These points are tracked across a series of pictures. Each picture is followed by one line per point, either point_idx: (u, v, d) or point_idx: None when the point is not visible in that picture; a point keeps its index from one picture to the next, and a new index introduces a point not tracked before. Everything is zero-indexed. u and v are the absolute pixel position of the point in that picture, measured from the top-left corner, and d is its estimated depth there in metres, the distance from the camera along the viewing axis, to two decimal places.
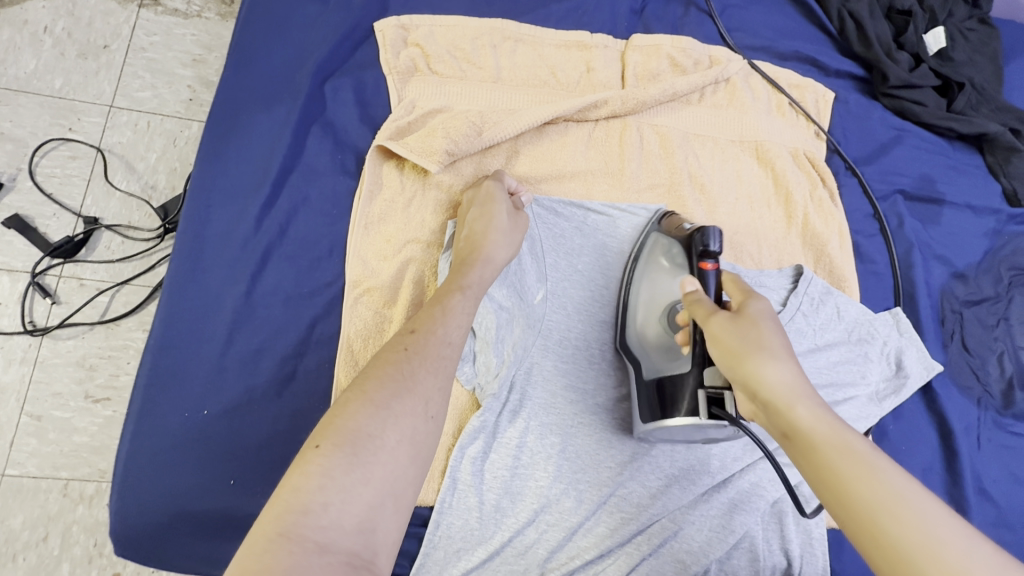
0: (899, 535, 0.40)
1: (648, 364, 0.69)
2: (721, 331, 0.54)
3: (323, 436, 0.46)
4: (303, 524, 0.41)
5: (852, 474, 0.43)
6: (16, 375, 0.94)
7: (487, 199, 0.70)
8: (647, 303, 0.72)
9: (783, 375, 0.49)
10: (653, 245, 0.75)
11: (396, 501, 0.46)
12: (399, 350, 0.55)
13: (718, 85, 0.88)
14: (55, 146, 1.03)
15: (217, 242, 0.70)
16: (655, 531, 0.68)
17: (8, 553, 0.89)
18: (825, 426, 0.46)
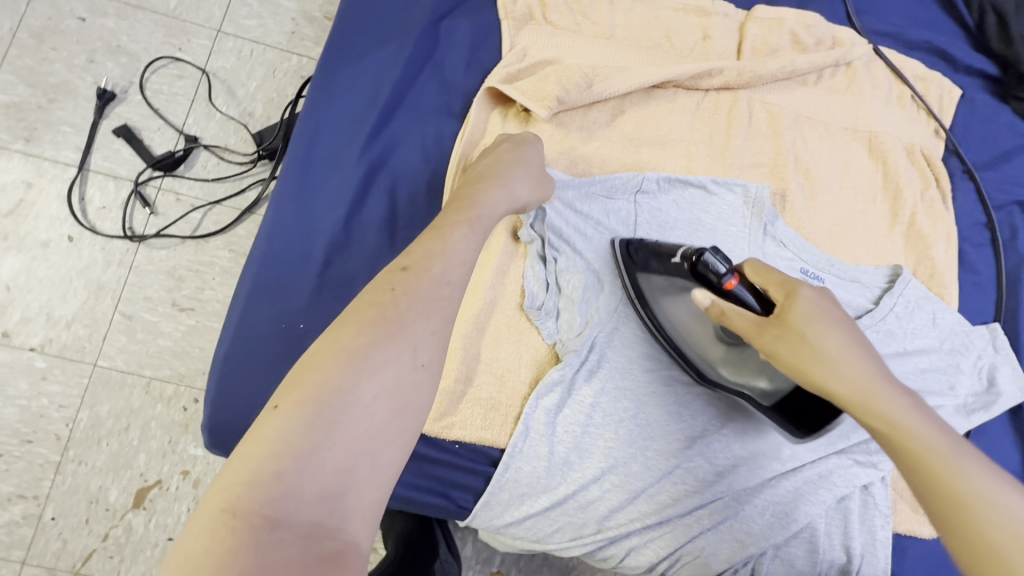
0: (989, 529, 0.40)
1: (760, 389, 0.65)
2: (779, 344, 0.55)
3: (285, 396, 0.42)
4: (254, 498, 0.37)
5: (939, 470, 0.44)
6: (113, 275, 1.00)
7: (517, 143, 0.69)
8: (693, 339, 0.69)
9: (860, 372, 0.50)
10: (651, 284, 0.70)
11: (373, 460, 0.43)
12: (385, 291, 0.49)
13: (838, 69, 0.83)
14: (164, 64, 1.07)
15: (323, 167, 0.72)
16: (717, 507, 0.68)
17: (94, 437, 0.96)
18: (903, 424, 0.47)
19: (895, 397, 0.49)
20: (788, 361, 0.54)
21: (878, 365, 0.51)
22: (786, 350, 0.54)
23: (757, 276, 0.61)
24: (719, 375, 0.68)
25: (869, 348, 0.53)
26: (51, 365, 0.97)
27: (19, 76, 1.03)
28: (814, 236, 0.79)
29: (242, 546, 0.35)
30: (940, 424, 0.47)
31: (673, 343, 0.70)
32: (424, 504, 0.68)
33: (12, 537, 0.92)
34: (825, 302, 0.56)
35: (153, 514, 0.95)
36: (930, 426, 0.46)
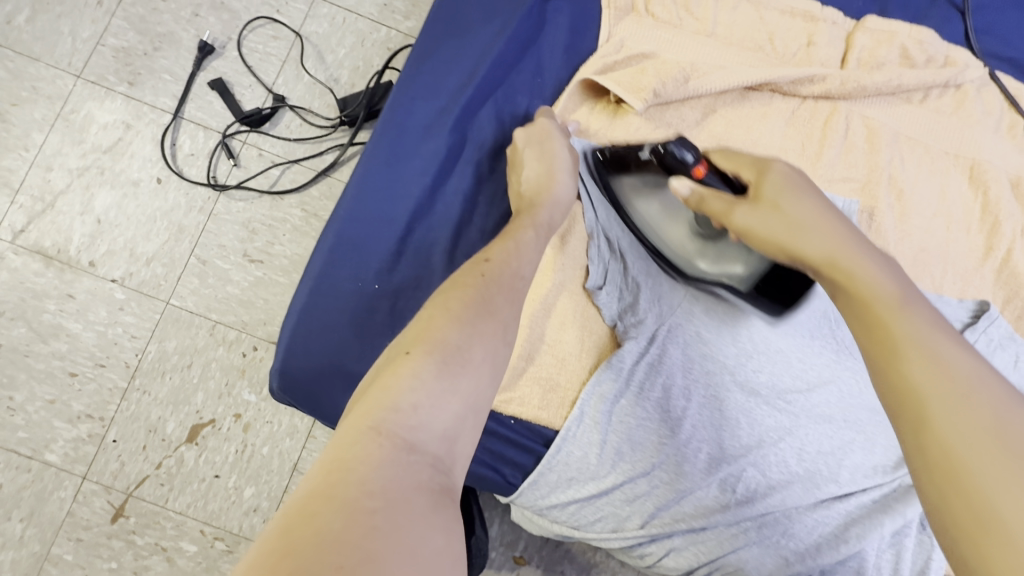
0: (916, 371, 0.39)
1: (736, 275, 0.70)
2: (750, 217, 0.56)
3: (413, 342, 0.43)
4: (392, 421, 0.38)
5: (884, 318, 0.43)
6: (194, 220, 1.05)
7: (542, 139, 0.68)
8: (666, 238, 0.73)
9: (830, 235, 0.51)
10: (626, 188, 0.73)
11: (478, 419, 0.43)
12: (476, 275, 0.50)
13: (947, 90, 0.80)
14: (262, 24, 1.11)
15: (414, 135, 0.74)
16: (766, 521, 0.67)
17: (159, 369, 1.01)
18: (865, 278, 0.46)
19: (861, 257, 0.48)
20: (760, 234, 0.55)
21: (851, 234, 0.51)
22: (760, 222, 0.55)
23: (724, 161, 0.64)
24: (701, 269, 0.72)
25: (842, 220, 0.53)
26: (128, 297, 1.02)
27: (131, 23, 1.09)
28: (900, 258, 0.76)
29: (380, 462, 0.35)
30: (902, 280, 0.46)
31: (654, 245, 0.73)
32: (473, 474, 0.69)
33: (76, 452, 0.98)
34: (797, 178, 0.57)
35: (204, 450, 1.00)
36: (887, 281, 0.46)
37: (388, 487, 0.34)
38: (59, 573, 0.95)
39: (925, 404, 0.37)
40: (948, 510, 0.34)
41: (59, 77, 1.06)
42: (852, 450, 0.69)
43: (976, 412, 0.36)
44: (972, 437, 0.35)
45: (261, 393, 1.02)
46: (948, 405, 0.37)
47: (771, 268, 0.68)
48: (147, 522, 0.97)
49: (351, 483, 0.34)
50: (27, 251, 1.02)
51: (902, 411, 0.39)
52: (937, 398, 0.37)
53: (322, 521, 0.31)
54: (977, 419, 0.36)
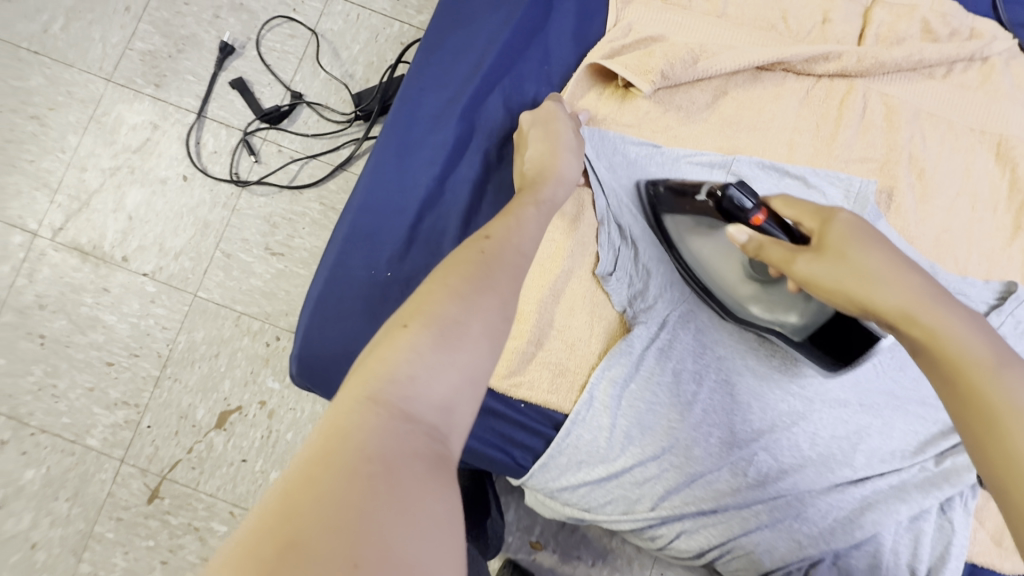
0: (1021, 450, 0.40)
1: (791, 324, 0.67)
2: (813, 266, 0.53)
3: (411, 315, 0.42)
4: (390, 392, 0.38)
5: (977, 385, 0.43)
6: (218, 216, 1.09)
7: (549, 121, 0.69)
8: (718, 279, 0.70)
9: (906, 290, 0.49)
10: (681, 226, 0.72)
11: (477, 390, 0.42)
12: (475, 252, 0.48)
13: (972, 64, 0.77)
14: (279, 23, 1.14)
15: (423, 126, 0.75)
16: (779, 505, 0.66)
17: (189, 359, 1.06)
18: (948, 336, 0.46)
19: (944, 314, 0.47)
20: (826, 284, 0.53)
21: (929, 286, 0.50)
22: (825, 272, 0.53)
23: (787, 208, 0.61)
24: (751, 313, 0.69)
25: (915, 271, 0.51)
26: (159, 290, 1.07)
27: (156, 27, 1.13)
28: (921, 240, 0.74)
29: (374, 432, 0.36)
30: (995, 341, 0.46)
31: (704, 284, 0.71)
32: (484, 457, 0.70)
33: (114, 437, 1.04)
34: (865, 225, 0.54)
35: (232, 436, 1.04)
36: (979, 341, 0.45)
37: (382, 457, 0.35)
38: (101, 550, 1.01)
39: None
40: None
41: (91, 81, 1.12)
42: (870, 435, 0.68)
43: None
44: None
45: (283, 381, 1.05)
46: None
47: (830, 319, 0.64)
48: (180, 503, 1.02)
49: (349, 451, 0.35)
50: (66, 247, 1.08)
51: (1008, 484, 0.40)
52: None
53: (318, 487, 0.33)
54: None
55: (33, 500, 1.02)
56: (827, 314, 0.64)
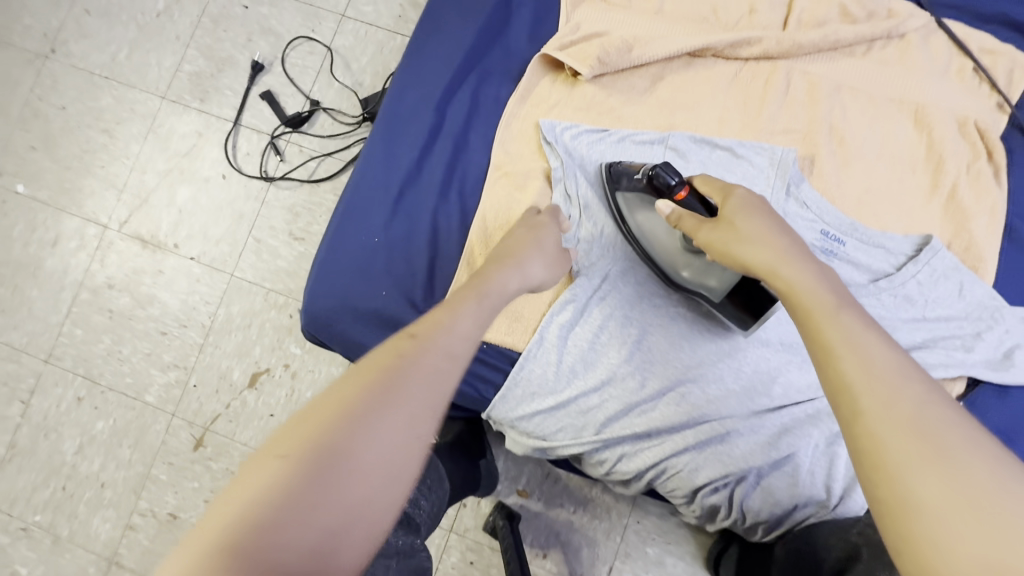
0: (848, 368, 0.45)
1: (712, 288, 0.75)
2: (713, 234, 0.65)
3: (286, 446, 0.40)
4: (252, 546, 0.36)
5: (822, 323, 0.50)
6: (251, 207, 1.28)
7: (530, 228, 0.75)
8: (659, 249, 0.79)
9: (770, 247, 0.59)
10: (627, 203, 0.81)
11: (362, 533, 0.40)
12: (393, 354, 0.47)
13: (890, 41, 0.85)
14: (300, 43, 1.32)
15: (405, 117, 0.90)
16: (704, 430, 0.77)
17: (227, 328, 1.25)
18: (804, 288, 0.54)
19: (801, 268, 0.56)
20: (718, 249, 0.64)
21: (796, 247, 0.59)
22: (717, 237, 0.64)
23: (704, 185, 0.71)
24: (683, 278, 0.78)
25: (791, 236, 0.60)
26: (203, 271, 1.27)
27: (201, 52, 1.34)
28: (843, 201, 0.82)
29: None
30: (840, 292, 0.53)
31: (646, 252, 0.80)
32: (456, 390, 0.84)
33: (167, 394, 1.24)
34: (755, 200, 0.65)
35: (261, 394, 1.22)
36: (824, 291, 0.53)
37: None
38: (156, 489, 1.20)
39: (860, 401, 0.43)
40: (880, 498, 0.39)
41: (149, 99, 1.34)
42: (788, 370, 0.77)
43: (902, 411, 0.41)
44: (896, 429, 0.40)
45: (304, 347, 1.22)
46: (879, 401, 0.42)
47: (740, 283, 0.72)
48: (220, 451, 1.20)
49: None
50: (130, 237, 1.30)
51: (841, 409, 0.44)
52: (869, 396, 0.43)
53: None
54: (900, 412, 0.41)
55: (103, 446, 1.23)
56: (736, 278, 0.72)
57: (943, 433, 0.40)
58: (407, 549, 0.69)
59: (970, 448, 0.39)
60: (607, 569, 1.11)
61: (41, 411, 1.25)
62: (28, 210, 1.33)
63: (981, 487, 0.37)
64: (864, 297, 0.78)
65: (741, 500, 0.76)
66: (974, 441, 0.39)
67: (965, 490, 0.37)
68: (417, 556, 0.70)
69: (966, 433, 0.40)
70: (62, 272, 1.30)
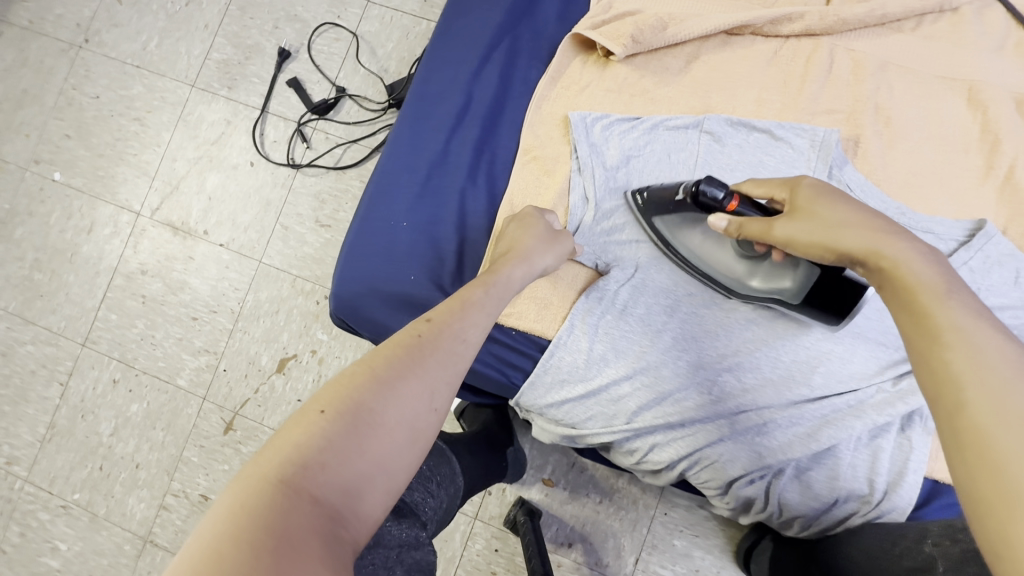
0: (953, 356, 0.40)
1: (788, 289, 0.72)
2: (791, 227, 0.59)
3: (328, 401, 0.46)
4: (301, 477, 0.42)
5: (927, 306, 0.44)
6: (278, 194, 1.29)
7: (525, 217, 0.76)
8: (717, 265, 0.76)
9: (876, 235, 0.52)
10: (668, 226, 0.77)
11: (390, 479, 0.47)
12: (412, 335, 0.54)
13: (942, 15, 0.82)
14: (326, 29, 1.32)
15: (432, 101, 0.89)
16: (739, 420, 0.75)
17: (256, 314, 1.26)
18: (910, 268, 0.47)
19: (907, 248, 0.49)
20: (803, 242, 0.58)
21: (890, 227, 0.53)
22: (801, 231, 0.58)
23: (757, 187, 0.67)
24: (754, 288, 0.74)
25: (884, 219, 0.55)
26: (232, 258, 1.29)
27: (229, 40, 1.35)
28: (888, 183, 0.78)
29: (272, 511, 0.40)
30: (949, 274, 0.46)
31: (705, 271, 0.77)
32: (484, 376, 0.84)
33: (198, 378, 1.26)
34: (828, 185, 0.60)
35: (289, 379, 1.23)
36: (933, 274, 0.46)
37: (275, 538, 0.39)
38: (188, 471, 1.23)
39: (965, 391, 0.38)
40: (975, 490, 0.35)
41: (179, 87, 1.35)
42: (829, 359, 0.74)
43: (1015, 402, 0.36)
44: (1008, 421, 0.35)
45: (330, 333, 1.23)
46: (988, 392, 0.37)
47: (821, 278, 0.68)
48: (249, 434, 1.22)
49: (256, 529, 0.39)
50: (161, 224, 1.32)
51: (941, 399, 0.39)
52: (977, 387, 0.37)
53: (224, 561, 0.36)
54: (1016, 406, 0.35)
55: (137, 428, 1.26)
56: (818, 273, 0.68)
57: None
58: (414, 541, 0.65)
59: None
60: (634, 560, 1.10)
61: (78, 392, 1.29)
62: (65, 197, 1.36)
63: None
64: None
65: (777, 493, 0.75)
66: None
67: None
68: (424, 550, 0.66)
69: None
70: (97, 258, 1.33)
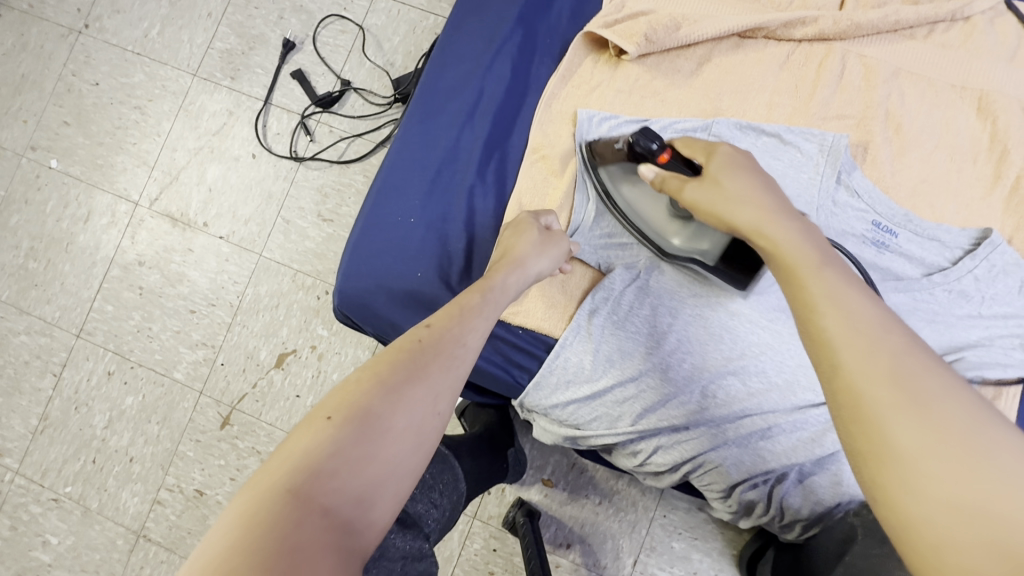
0: (830, 325, 0.45)
1: (706, 251, 0.75)
2: (697, 193, 0.64)
3: (336, 408, 0.46)
4: (312, 487, 0.41)
5: (803, 280, 0.50)
6: (280, 187, 1.27)
7: (519, 222, 0.75)
8: (650, 220, 0.78)
9: (759, 210, 0.58)
10: (612, 175, 0.80)
11: (399, 487, 0.46)
12: (413, 340, 0.53)
13: (954, 24, 0.82)
14: (332, 21, 1.31)
15: (442, 96, 0.88)
16: (744, 424, 0.75)
17: (255, 308, 1.25)
18: (786, 242, 0.54)
19: (786, 224, 0.56)
20: (704, 209, 0.63)
21: (776, 202, 0.59)
22: (705, 197, 0.63)
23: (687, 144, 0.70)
24: (675, 246, 0.77)
25: (773, 193, 0.60)
26: (232, 251, 1.27)
27: (232, 29, 1.33)
28: (896, 190, 0.79)
29: (281, 523, 0.39)
30: (818, 243, 0.53)
31: (636, 225, 0.79)
32: (488, 376, 0.83)
33: (195, 372, 1.25)
34: (738, 156, 0.64)
35: (288, 374, 1.22)
36: (807, 247, 0.53)
37: (286, 550, 0.38)
38: (183, 465, 1.21)
39: (839, 356, 0.43)
40: (857, 446, 0.40)
41: (181, 76, 1.33)
42: None
43: (880, 364, 0.42)
44: (874, 380, 0.41)
45: (331, 328, 1.22)
46: (858, 355, 0.42)
47: (734, 242, 0.72)
48: (246, 430, 1.21)
49: (267, 543, 0.38)
50: (160, 215, 1.30)
51: (823, 365, 0.44)
52: (849, 351, 0.43)
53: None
54: (879, 366, 0.41)
55: (132, 421, 1.25)
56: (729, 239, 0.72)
57: (918, 381, 0.40)
58: (417, 553, 0.65)
59: (942, 394, 0.40)
60: (632, 561, 1.10)
61: (72, 384, 1.27)
62: (61, 185, 1.34)
63: (958, 435, 0.38)
64: (916, 291, 0.75)
65: (780, 496, 0.75)
66: (951, 392, 0.40)
67: (935, 434, 0.38)
68: (427, 561, 0.66)
69: (939, 381, 0.40)
70: (94, 248, 1.31)
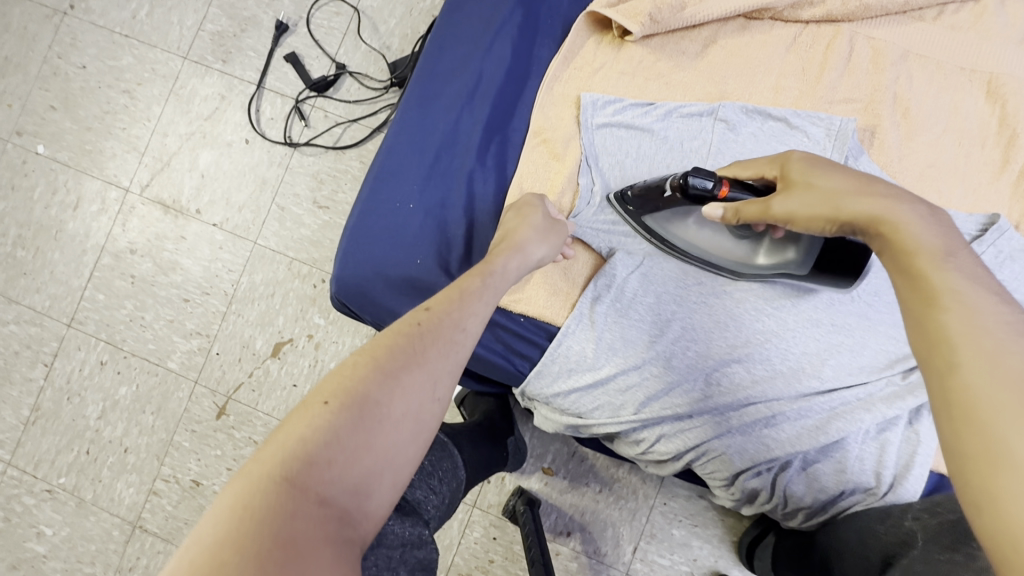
0: (948, 316, 0.40)
1: (793, 260, 0.71)
2: (789, 202, 0.60)
3: (333, 393, 0.44)
4: (308, 475, 0.40)
5: (923, 269, 0.44)
6: (274, 174, 1.25)
7: (522, 206, 0.73)
8: (722, 251, 0.75)
9: (875, 199, 0.53)
10: (660, 222, 0.76)
11: (396, 476, 0.45)
12: (411, 325, 0.51)
13: (964, 5, 0.81)
14: (326, 3, 1.27)
15: (442, 78, 0.86)
16: (748, 412, 0.74)
17: (250, 297, 1.23)
18: (906, 228, 0.48)
19: (908, 212, 0.50)
20: (802, 216, 0.58)
21: (892, 193, 0.53)
22: (800, 206, 0.58)
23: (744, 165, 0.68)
24: (761, 266, 0.74)
25: (879, 182, 0.55)
26: (225, 239, 1.25)
27: (223, 10, 1.30)
28: (903, 175, 0.77)
29: (276, 513, 0.38)
30: (947, 233, 0.47)
31: (707, 260, 0.76)
32: (489, 364, 0.82)
33: (190, 361, 1.23)
34: (818, 158, 0.62)
35: (285, 364, 1.20)
36: (932, 236, 0.47)
37: (281, 541, 0.37)
38: (179, 456, 1.20)
39: (957, 352, 0.38)
40: (964, 450, 0.36)
41: (171, 59, 1.30)
42: (839, 352, 0.73)
43: (1008, 365, 0.36)
44: (996, 379, 0.36)
45: (328, 317, 1.20)
46: (980, 353, 0.37)
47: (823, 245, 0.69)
48: (242, 420, 1.19)
49: (262, 534, 0.36)
50: (151, 202, 1.27)
51: (934, 359, 0.39)
52: (970, 346, 0.38)
53: (227, 566, 0.34)
54: (1006, 366, 0.36)
55: (125, 412, 1.23)
56: (822, 241, 0.68)
57: None
58: (417, 540, 0.63)
59: None
60: (632, 549, 1.10)
61: (64, 374, 1.25)
62: (49, 171, 1.31)
63: None
64: None
65: (783, 484, 0.75)
66: None
67: None
68: (426, 548, 0.64)
69: None
70: (84, 235, 1.28)
